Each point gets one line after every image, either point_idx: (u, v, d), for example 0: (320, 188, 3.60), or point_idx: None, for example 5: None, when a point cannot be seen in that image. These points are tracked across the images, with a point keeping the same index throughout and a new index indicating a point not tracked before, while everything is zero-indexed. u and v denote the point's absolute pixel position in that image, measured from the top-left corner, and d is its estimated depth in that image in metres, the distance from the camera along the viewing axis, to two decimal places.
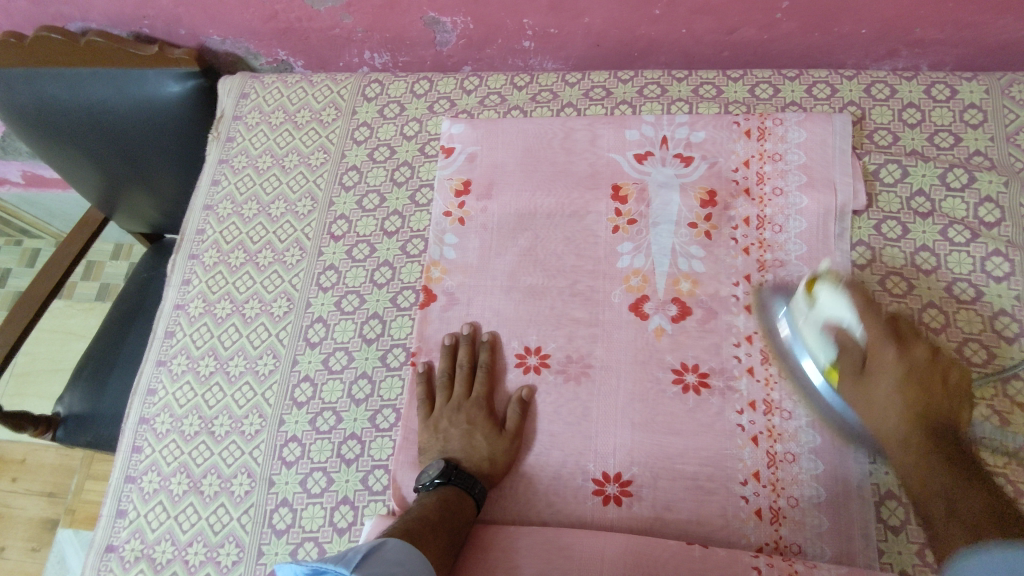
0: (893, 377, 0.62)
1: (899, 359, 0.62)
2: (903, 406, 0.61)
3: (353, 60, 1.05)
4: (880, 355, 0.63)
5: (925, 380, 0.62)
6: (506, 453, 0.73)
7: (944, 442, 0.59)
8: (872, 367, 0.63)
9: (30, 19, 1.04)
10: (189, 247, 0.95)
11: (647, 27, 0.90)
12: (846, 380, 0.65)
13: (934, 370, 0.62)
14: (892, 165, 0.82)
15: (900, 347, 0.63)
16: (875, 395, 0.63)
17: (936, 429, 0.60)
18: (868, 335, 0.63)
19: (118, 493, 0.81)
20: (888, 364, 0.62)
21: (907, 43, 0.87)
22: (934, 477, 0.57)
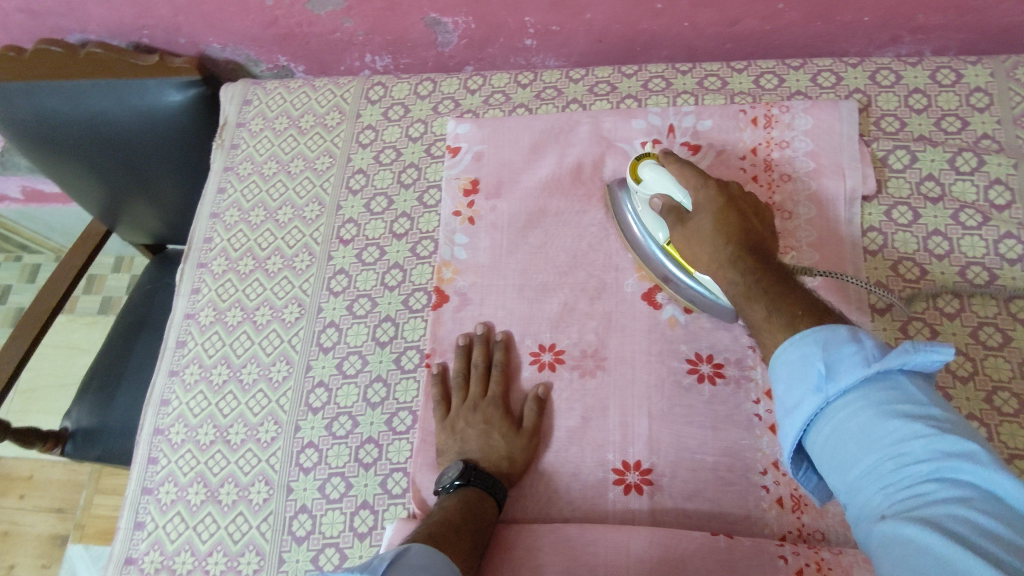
0: (713, 208, 0.68)
1: (713, 200, 0.68)
2: (722, 232, 0.66)
3: (353, 64, 1.04)
4: (700, 200, 0.69)
5: (740, 212, 0.67)
6: (525, 451, 0.73)
7: (754, 253, 0.64)
8: (694, 211, 0.69)
9: (27, 34, 1.03)
10: (197, 256, 0.94)
11: (649, 21, 0.90)
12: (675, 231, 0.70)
13: (743, 200, 0.69)
14: (901, 151, 0.82)
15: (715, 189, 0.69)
16: (700, 237, 0.67)
17: (753, 244, 0.65)
18: (690, 186, 0.70)
19: (134, 506, 0.80)
20: (707, 202, 0.68)
21: (910, 30, 0.87)
22: (756, 288, 0.61)
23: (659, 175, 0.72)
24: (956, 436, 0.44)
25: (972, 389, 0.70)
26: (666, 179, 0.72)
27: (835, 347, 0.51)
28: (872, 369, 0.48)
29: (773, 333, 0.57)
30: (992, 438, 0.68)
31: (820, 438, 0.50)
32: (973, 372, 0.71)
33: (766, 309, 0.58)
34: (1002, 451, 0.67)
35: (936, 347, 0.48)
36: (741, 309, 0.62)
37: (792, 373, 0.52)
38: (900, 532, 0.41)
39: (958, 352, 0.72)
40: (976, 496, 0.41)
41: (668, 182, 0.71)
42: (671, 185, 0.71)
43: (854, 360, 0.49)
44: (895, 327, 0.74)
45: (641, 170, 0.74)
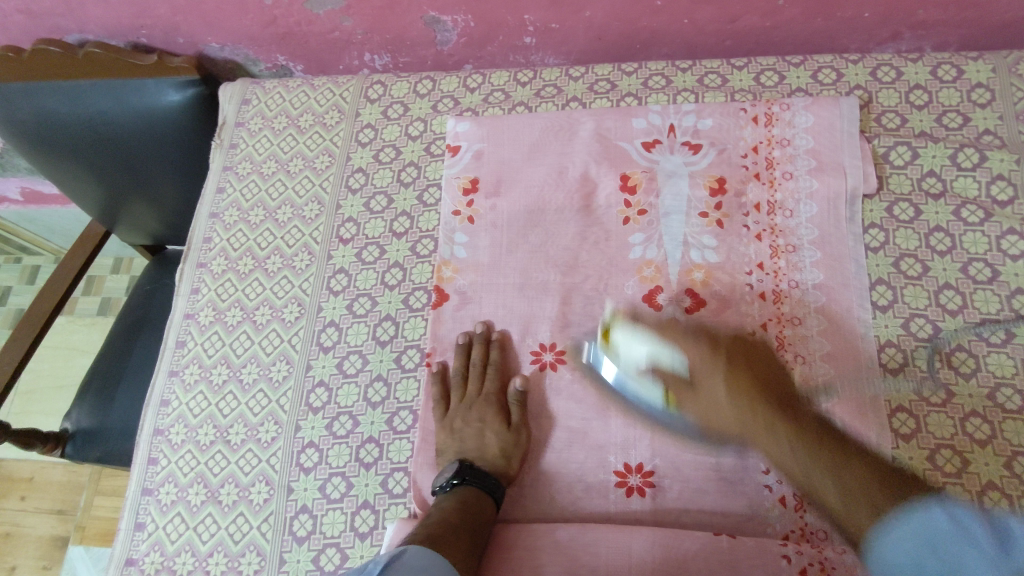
0: (717, 367, 0.67)
1: (709, 356, 0.68)
2: (736, 391, 0.65)
3: (352, 62, 1.04)
4: (700, 365, 0.67)
5: (744, 360, 0.68)
6: (518, 447, 0.73)
7: (784, 405, 0.63)
8: (697, 380, 0.67)
9: (26, 34, 1.03)
10: (196, 256, 0.94)
11: (649, 19, 0.90)
12: (683, 398, 0.68)
13: (740, 347, 0.69)
14: (902, 147, 0.81)
15: (705, 343, 0.69)
16: (715, 400, 0.66)
17: (778, 402, 0.63)
18: (683, 346, 0.69)
19: (135, 507, 0.80)
20: (708, 364, 0.67)
21: (911, 25, 0.86)
22: (813, 458, 0.58)
23: (636, 342, 0.70)
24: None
25: (974, 386, 0.70)
26: (645, 346, 0.69)
27: (944, 531, 0.50)
28: (1001, 565, 0.48)
29: (852, 516, 0.54)
30: (995, 434, 0.68)
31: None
32: (976, 368, 0.70)
33: (838, 480, 0.55)
34: (1004, 447, 0.67)
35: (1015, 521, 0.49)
36: (806, 485, 0.58)
37: (917, 540, 0.50)
38: None
39: (960, 348, 0.71)
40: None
41: (646, 348, 0.69)
42: (658, 347, 0.69)
43: (982, 563, 0.49)
44: (896, 325, 0.74)
45: (613, 337, 0.72)
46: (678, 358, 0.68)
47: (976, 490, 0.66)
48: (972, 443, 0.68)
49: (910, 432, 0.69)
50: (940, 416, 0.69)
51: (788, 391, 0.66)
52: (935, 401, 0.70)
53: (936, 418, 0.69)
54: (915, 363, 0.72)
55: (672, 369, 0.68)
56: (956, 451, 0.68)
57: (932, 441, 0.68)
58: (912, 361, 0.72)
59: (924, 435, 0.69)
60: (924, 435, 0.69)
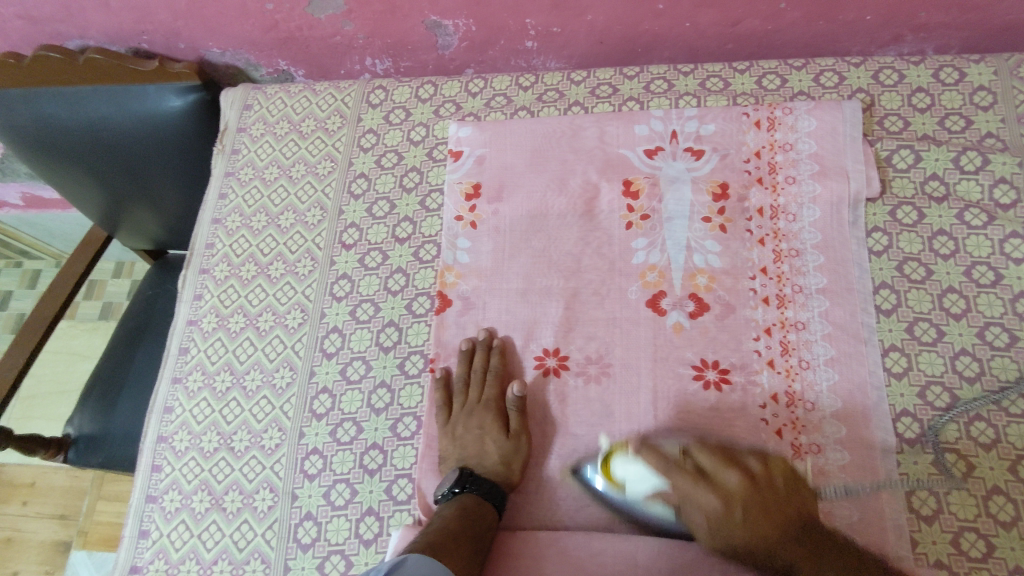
0: (734, 516, 0.58)
1: (722, 506, 0.59)
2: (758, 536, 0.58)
3: (354, 67, 1.04)
4: (710, 509, 0.59)
5: (762, 494, 0.59)
6: (518, 453, 0.72)
7: (812, 546, 0.57)
8: (706, 520, 0.60)
9: (27, 40, 1.03)
10: (199, 263, 0.94)
11: (650, 22, 0.90)
12: (698, 532, 0.62)
13: (753, 476, 0.59)
14: (905, 150, 0.81)
15: (718, 494, 0.59)
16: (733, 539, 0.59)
17: (797, 537, 0.57)
18: (687, 491, 0.60)
19: (139, 514, 0.80)
20: (723, 516, 0.59)
21: (912, 28, 0.86)
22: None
23: (639, 472, 0.64)
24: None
25: (979, 390, 0.70)
26: (652, 479, 0.64)
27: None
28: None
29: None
30: (999, 438, 0.68)
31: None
32: (979, 372, 0.70)
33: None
34: (1009, 451, 0.67)
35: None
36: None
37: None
38: None
39: (964, 352, 0.72)
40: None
41: (652, 479, 0.63)
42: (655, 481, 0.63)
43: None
44: (900, 329, 0.74)
45: (614, 473, 0.66)
46: (687, 499, 0.61)
47: (981, 495, 0.66)
48: (977, 447, 0.68)
49: (914, 436, 0.69)
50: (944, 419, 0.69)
51: (808, 513, 0.59)
52: (939, 405, 0.70)
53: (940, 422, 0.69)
54: (919, 367, 0.72)
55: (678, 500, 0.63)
56: (961, 455, 0.67)
57: (936, 445, 0.68)
58: (916, 365, 0.72)
59: (928, 439, 0.69)
60: (928, 439, 0.69)
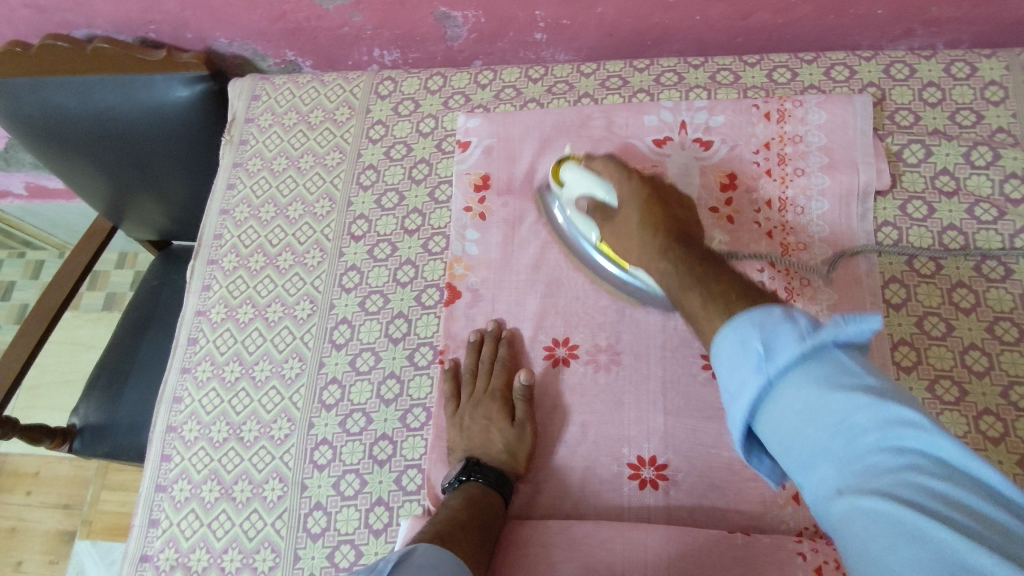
0: (635, 198, 0.69)
1: (634, 194, 0.69)
2: (644, 218, 0.67)
3: (362, 58, 1.03)
4: (622, 193, 0.71)
5: (664, 202, 0.68)
6: (523, 442, 0.72)
7: (681, 239, 0.62)
8: (619, 210, 0.71)
9: (34, 29, 1.02)
10: (207, 253, 0.94)
11: (661, 15, 0.89)
12: (610, 226, 0.72)
13: (665, 188, 0.71)
14: (916, 145, 0.81)
15: (635, 185, 0.70)
16: (626, 225, 0.69)
17: (670, 226, 0.65)
18: (614, 184, 0.72)
19: (148, 504, 0.80)
20: (629, 195, 0.70)
21: (924, 22, 0.86)
22: (680, 272, 0.59)
23: (582, 177, 0.74)
24: (894, 402, 0.41)
25: (988, 384, 0.70)
26: (588, 182, 0.74)
27: (770, 323, 0.46)
28: (807, 344, 0.44)
29: (703, 313, 0.53)
30: (1008, 432, 0.68)
31: (775, 430, 0.45)
32: (989, 366, 0.71)
33: (700, 291, 0.55)
34: (1018, 445, 0.67)
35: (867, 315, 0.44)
36: (675, 294, 0.59)
37: (732, 360, 0.47)
38: (856, 508, 0.39)
39: (973, 347, 0.72)
40: (983, 494, 0.37)
41: (589, 181, 0.73)
42: (593, 182, 0.73)
43: (792, 335, 0.44)
44: (909, 323, 0.74)
45: (563, 174, 0.77)
46: (610, 199, 0.72)
47: None
48: (986, 440, 0.68)
49: None
50: (953, 413, 0.69)
51: (691, 228, 0.67)
52: (948, 399, 0.70)
53: (949, 416, 0.69)
54: (928, 361, 0.72)
55: (605, 201, 0.73)
56: (970, 448, 0.68)
57: None
58: (925, 359, 0.72)
59: None
60: None
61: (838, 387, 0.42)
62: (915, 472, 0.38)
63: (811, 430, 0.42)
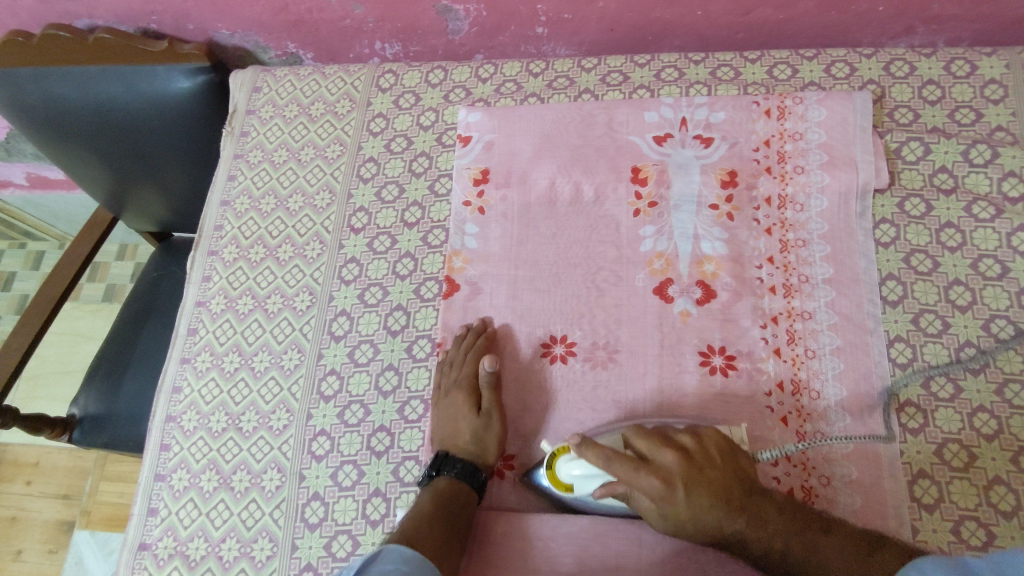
0: (674, 492, 0.61)
1: (667, 485, 0.61)
2: (705, 511, 0.61)
3: (363, 51, 1.04)
4: (655, 494, 0.61)
5: (702, 472, 0.62)
6: (489, 431, 0.72)
7: (760, 514, 0.61)
8: (658, 506, 0.62)
9: (36, 18, 1.02)
10: (208, 244, 0.94)
11: (662, 10, 0.89)
12: (649, 516, 0.63)
13: (692, 449, 0.63)
14: (914, 142, 0.82)
15: (664, 478, 0.61)
16: (679, 517, 0.61)
17: (742, 503, 0.61)
18: (631, 483, 0.61)
19: (147, 492, 0.80)
20: (666, 496, 0.61)
21: (924, 20, 0.86)
22: (792, 548, 0.60)
23: (589, 471, 0.64)
24: None
25: (982, 381, 0.70)
26: (600, 475, 0.64)
27: None
28: None
29: None
30: (1002, 429, 0.68)
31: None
32: (984, 364, 0.71)
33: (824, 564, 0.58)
34: (1011, 442, 0.68)
35: (1014, 553, 0.48)
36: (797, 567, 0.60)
37: None
38: None
39: (969, 344, 0.72)
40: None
41: (599, 473, 0.64)
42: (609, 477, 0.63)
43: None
44: (906, 319, 0.74)
45: (560, 470, 0.67)
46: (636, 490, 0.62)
47: (983, 484, 0.66)
48: (980, 437, 0.68)
49: (918, 426, 0.69)
50: (948, 410, 0.70)
51: (749, 488, 0.62)
52: (942, 396, 0.70)
53: (943, 413, 0.70)
54: (923, 358, 0.72)
55: (630, 492, 0.63)
56: (963, 445, 0.68)
57: (938, 435, 0.69)
58: (921, 356, 0.72)
59: (932, 429, 0.69)
60: (931, 430, 0.69)
61: None
62: None
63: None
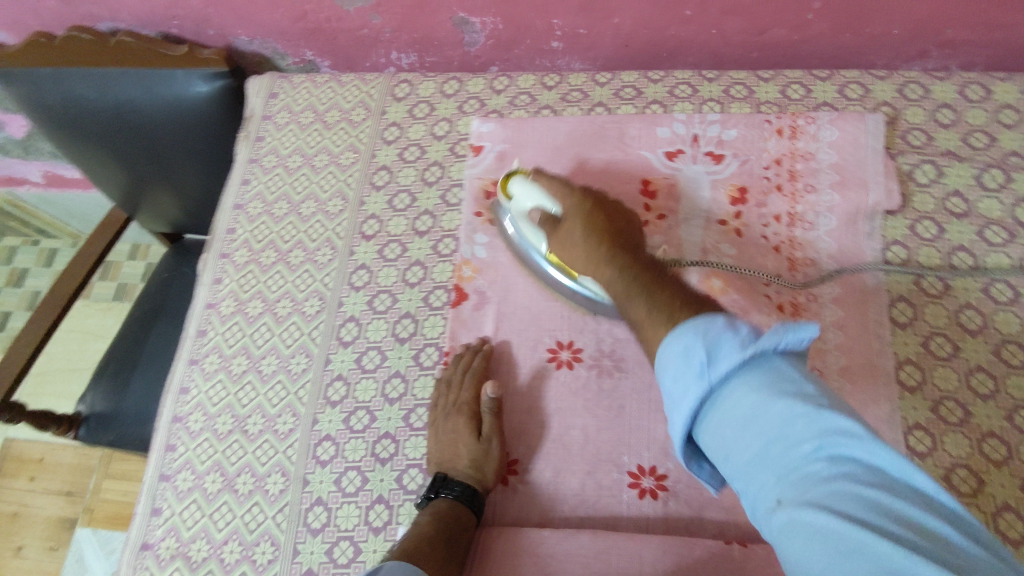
0: (582, 212, 0.71)
1: (581, 211, 0.71)
2: (592, 234, 0.69)
3: (379, 60, 1.05)
4: (569, 210, 0.71)
5: (611, 218, 0.71)
6: (489, 458, 0.72)
7: (633, 256, 0.65)
8: (564, 225, 0.71)
9: (59, 20, 1.04)
10: (219, 247, 0.95)
11: (677, 27, 0.90)
12: (554, 240, 0.74)
13: (606, 205, 0.73)
14: (927, 165, 0.82)
15: (582, 203, 0.71)
16: (573, 237, 0.70)
17: (624, 245, 0.67)
18: (561, 203, 0.73)
19: (151, 492, 0.81)
20: (575, 213, 0.71)
21: (938, 44, 0.87)
22: (630, 280, 0.62)
23: (533, 192, 0.74)
24: (835, 414, 0.43)
25: (992, 407, 0.70)
26: (540, 201, 0.74)
27: (713, 332, 0.48)
28: (747, 354, 0.46)
29: (654, 328, 0.55)
30: (1011, 456, 0.68)
31: (718, 436, 0.47)
32: (993, 390, 0.71)
33: (652, 302, 0.58)
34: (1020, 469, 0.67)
35: (804, 324, 0.47)
36: (623, 302, 0.62)
37: (675, 368, 0.49)
38: (792, 518, 0.40)
39: (978, 369, 0.72)
40: (920, 501, 0.39)
41: (540, 195, 0.74)
42: (543, 198, 0.74)
43: (731, 342, 0.47)
44: (916, 342, 0.74)
45: (511, 186, 0.77)
46: (558, 212, 0.73)
47: (991, 511, 0.66)
48: (990, 464, 0.68)
49: (926, 450, 0.69)
50: (957, 435, 0.69)
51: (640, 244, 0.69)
52: (951, 420, 0.70)
53: (953, 437, 0.69)
54: (933, 382, 0.72)
55: (553, 215, 0.74)
56: (972, 470, 0.67)
57: (947, 460, 0.68)
58: (930, 380, 0.72)
59: (940, 454, 0.68)
60: (940, 454, 0.68)
61: (783, 405, 0.44)
62: (844, 478, 0.40)
63: (750, 436, 0.45)
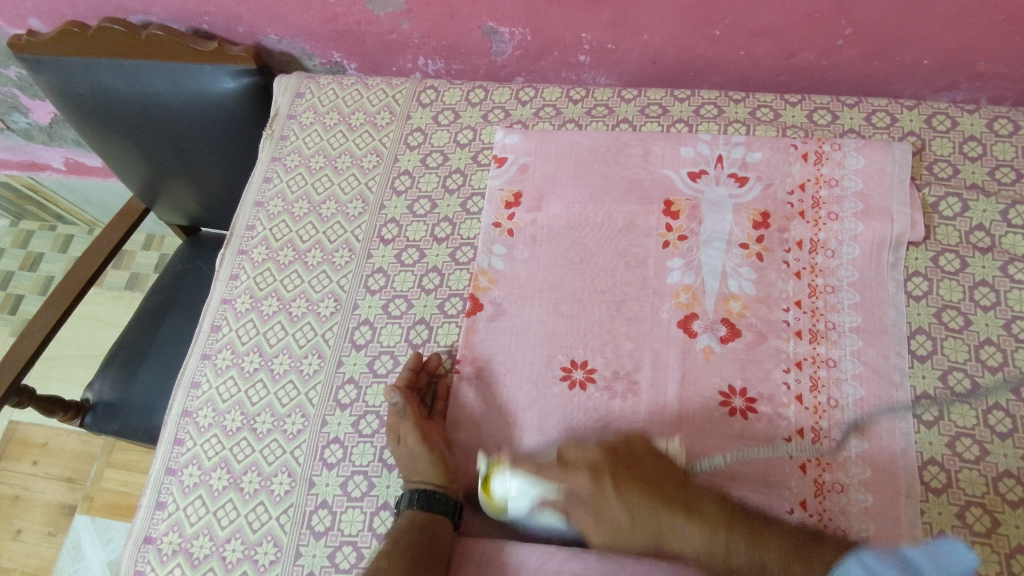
0: (602, 485, 0.64)
1: (593, 480, 0.65)
2: (632, 508, 0.63)
3: (406, 65, 1.05)
4: (586, 490, 0.64)
5: (622, 465, 0.66)
6: (414, 457, 0.72)
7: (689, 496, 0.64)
8: (592, 503, 0.64)
9: (92, 10, 1.05)
10: (237, 243, 0.95)
11: (705, 47, 0.90)
12: (592, 527, 0.65)
13: (608, 449, 0.67)
14: (953, 198, 0.81)
15: (591, 474, 0.65)
16: (609, 513, 0.64)
17: (669, 491, 0.64)
18: (564, 483, 0.65)
19: (157, 486, 0.80)
20: (595, 494, 0.64)
21: (969, 76, 0.86)
22: (719, 537, 0.61)
23: (521, 485, 0.66)
24: None
25: (1010, 446, 0.69)
26: (532, 491, 0.66)
27: None
28: None
29: None
30: None
31: None
32: (1012, 429, 0.69)
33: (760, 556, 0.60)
34: None
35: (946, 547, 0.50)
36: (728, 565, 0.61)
37: None
38: None
39: (997, 407, 0.71)
40: None
41: (534, 485, 0.66)
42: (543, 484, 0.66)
43: None
44: (934, 376, 0.73)
45: (494, 489, 0.68)
46: (572, 486, 0.65)
47: (1005, 552, 0.65)
48: (1005, 504, 0.67)
49: (940, 486, 0.68)
50: (972, 473, 0.68)
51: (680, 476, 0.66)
52: (967, 457, 0.69)
53: (967, 475, 0.68)
54: (951, 418, 0.71)
55: (566, 498, 0.65)
56: (987, 509, 0.67)
57: (961, 498, 0.67)
58: (948, 415, 0.71)
59: (954, 491, 0.68)
60: (954, 491, 0.68)
61: None
62: None
63: None
